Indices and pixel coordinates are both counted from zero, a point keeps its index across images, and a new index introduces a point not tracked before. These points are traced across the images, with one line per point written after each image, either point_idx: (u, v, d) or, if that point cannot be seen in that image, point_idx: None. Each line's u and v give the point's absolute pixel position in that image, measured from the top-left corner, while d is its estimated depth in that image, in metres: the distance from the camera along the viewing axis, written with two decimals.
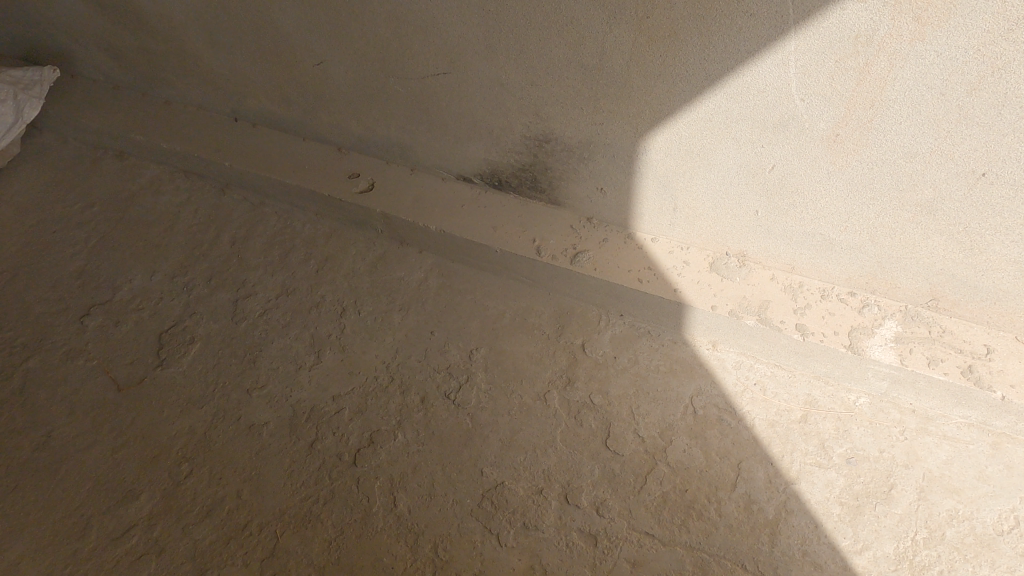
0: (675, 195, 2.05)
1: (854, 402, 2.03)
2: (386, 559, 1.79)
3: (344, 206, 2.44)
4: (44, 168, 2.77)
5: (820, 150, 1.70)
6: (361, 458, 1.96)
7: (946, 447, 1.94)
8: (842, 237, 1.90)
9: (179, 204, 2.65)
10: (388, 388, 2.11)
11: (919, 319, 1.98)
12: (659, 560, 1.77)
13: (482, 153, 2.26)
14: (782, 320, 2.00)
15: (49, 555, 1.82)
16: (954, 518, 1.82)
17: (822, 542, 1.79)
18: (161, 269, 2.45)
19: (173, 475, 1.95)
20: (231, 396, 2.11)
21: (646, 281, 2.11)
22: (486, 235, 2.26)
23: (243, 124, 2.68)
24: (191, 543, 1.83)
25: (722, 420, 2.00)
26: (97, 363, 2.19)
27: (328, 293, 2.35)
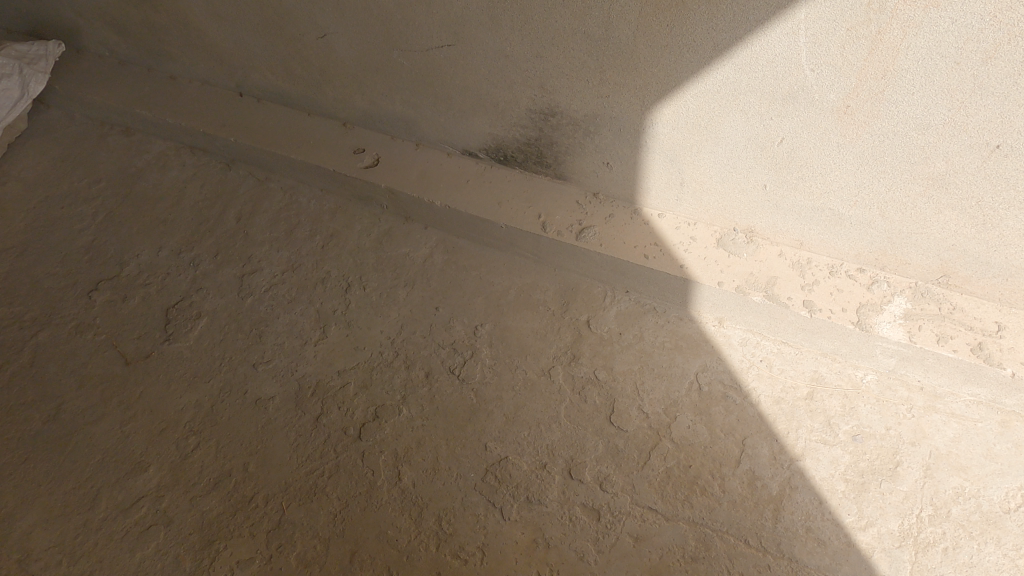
0: (682, 169, 2.02)
1: (861, 379, 2.01)
2: (391, 532, 1.80)
3: (350, 182, 2.43)
4: (51, 144, 2.78)
5: (830, 122, 1.67)
6: (366, 432, 1.97)
7: (954, 425, 1.92)
8: (852, 213, 1.87)
9: (185, 180, 2.65)
10: (393, 363, 2.12)
11: (930, 296, 1.95)
12: (662, 535, 1.77)
13: (487, 127, 2.23)
14: (790, 296, 1.98)
15: (60, 525, 1.85)
16: (960, 495, 1.81)
17: (826, 519, 1.78)
18: (168, 244, 2.45)
19: (181, 448, 1.97)
20: (237, 370, 2.12)
21: (653, 257, 2.09)
22: (491, 211, 2.24)
23: (248, 99, 2.67)
24: (199, 514, 1.85)
25: (727, 396, 1.99)
26: (106, 338, 2.21)
27: (334, 269, 2.35)
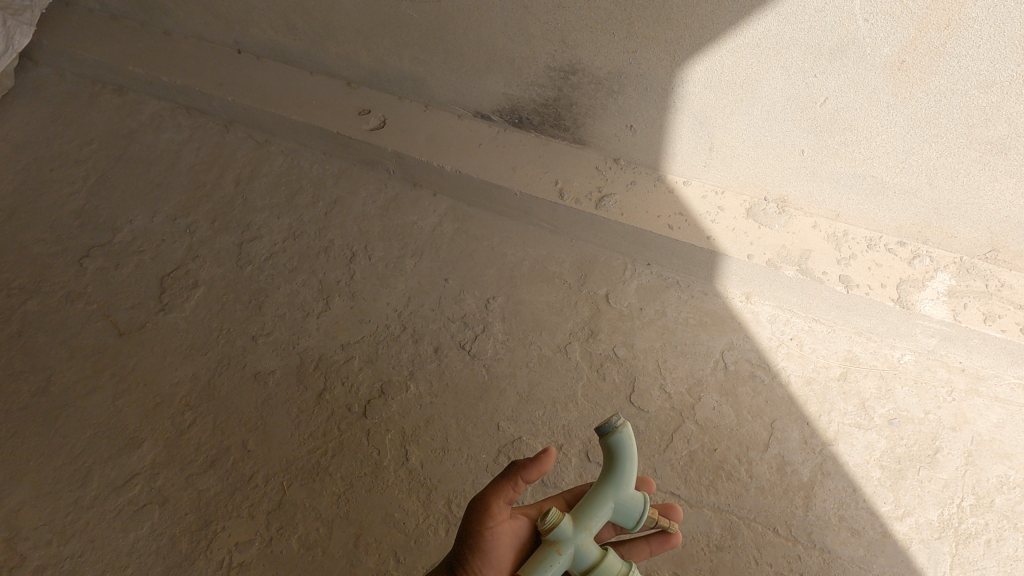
0: (712, 133, 1.88)
1: (898, 359, 1.89)
2: (397, 515, 1.71)
3: (355, 144, 2.29)
4: (41, 104, 2.64)
5: (881, 80, 1.52)
6: (372, 410, 1.87)
7: (998, 410, 1.80)
8: (897, 181, 1.74)
9: (181, 142, 2.51)
10: (400, 338, 2.00)
11: (976, 272, 1.83)
12: (685, 522, 1.66)
13: (502, 87, 2.09)
14: (825, 271, 1.85)
15: (50, 503, 1.75)
16: (1005, 484, 1.70)
17: (860, 507, 1.68)
18: (163, 210, 2.33)
19: (176, 423, 1.87)
20: (236, 343, 2.01)
21: (678, 228, 1.96)
22: (504, 177, 2.10)
23: (246, 56, 2.52)
24: (195, 493, 1.75)
25: (755, 376, 1.88)
26: (98, 307, 2.09)
27: (337, 237, 2.23)
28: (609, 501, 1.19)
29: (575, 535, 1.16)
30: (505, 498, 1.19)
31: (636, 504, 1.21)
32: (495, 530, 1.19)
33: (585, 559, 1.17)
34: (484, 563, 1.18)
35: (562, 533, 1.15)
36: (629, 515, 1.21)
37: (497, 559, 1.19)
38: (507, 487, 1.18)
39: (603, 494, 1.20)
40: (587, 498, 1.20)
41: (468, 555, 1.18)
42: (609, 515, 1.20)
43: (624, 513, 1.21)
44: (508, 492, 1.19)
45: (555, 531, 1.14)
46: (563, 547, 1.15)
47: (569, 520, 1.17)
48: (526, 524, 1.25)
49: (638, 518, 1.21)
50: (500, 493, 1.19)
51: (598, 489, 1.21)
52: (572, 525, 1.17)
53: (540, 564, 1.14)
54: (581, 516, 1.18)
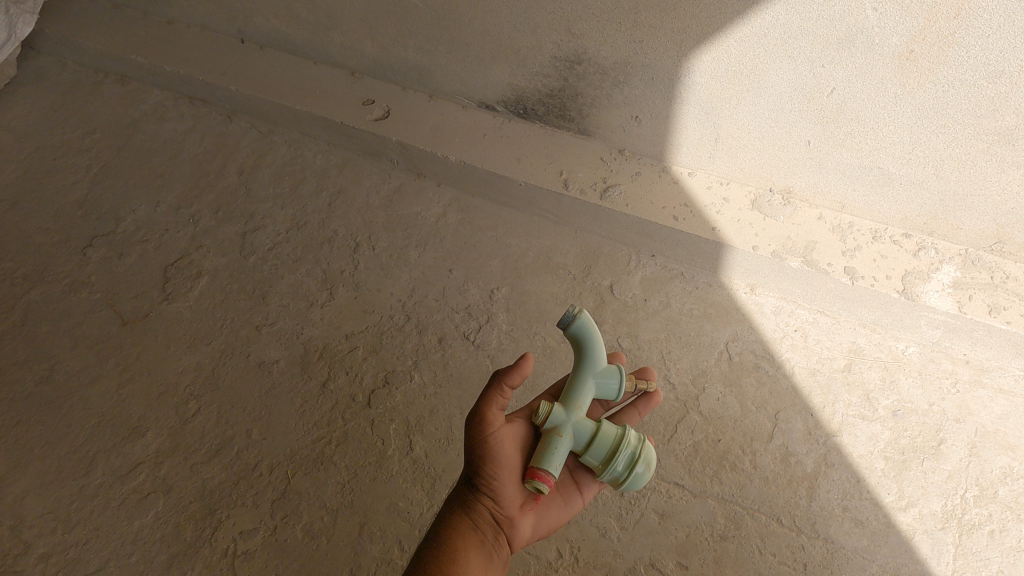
0: (718, 124, 1.88)
1: (902, 351, 1.90)
2: (402, 504, 1.71)
3: (359, 134, 2.28)
4: (43, 94, 2.63)
5: (889, 70, 1.52)
6: (376, 400, 1.87)
7: (1002, 401, 1.81)
8: (903, 172, 1.74)
9: (184, 132, 2.50)
10: (405, 328, 2.00)
11: (981, 264, 1.83)
12: (690, 513, 1.66)
13: (507, 77, 2.08)
14: (830, 263, 1.85)
15: (54, 492, 1.74)
16: (1008, 475, 1.70)
17: (864, 498, 1.68)
18: (166, 199, 2.32)
19: (181, 412, 1.87)
20: (240, 333, 2.01)
21: (683, 219, 1.96)
22: (509, 167, 2.10)
23: (250, 46, 2.51)
24: (199, 482, 1.75)
25: (760, 367, 1.88)
26: (101, 296, 2.09)
27: (341, 227, 2.22)
28: (588, 380, 1.33)
29: (568, 417, 1.29)
30: (497, 406, 1.25)
31: (612, 376, 1.35)
32: (498, 437, 1.25)
33: (586, 435, 1.29)
34: (497, 465, 1.25)
35: (557, 418, 1.28)
36: (608, 387, 1.34)
37: (508, 459, 1.26)
38: (497, 395, 1.25)
39: (581, 376, 1.33)
40: (568, 386, 1.34)
41: (480, 463, 1.25)
42: (592, 395, 1.34)
43: (602, 389, 1.35)
44: (498, 400, 1.25)
45: (549, 419, 1.27)
46: (561, 428, 1.27)
47: (559, 406, 1.29)
48: (522, 423, 1.33)
49: (618, 388, 1.35)
50: (492, 403, 1.24)
51: (577, 374, 1.34)
52: (564, 410, 1.29)
53: (549, 451, 1.25)
54: (568, 399, 1.31)
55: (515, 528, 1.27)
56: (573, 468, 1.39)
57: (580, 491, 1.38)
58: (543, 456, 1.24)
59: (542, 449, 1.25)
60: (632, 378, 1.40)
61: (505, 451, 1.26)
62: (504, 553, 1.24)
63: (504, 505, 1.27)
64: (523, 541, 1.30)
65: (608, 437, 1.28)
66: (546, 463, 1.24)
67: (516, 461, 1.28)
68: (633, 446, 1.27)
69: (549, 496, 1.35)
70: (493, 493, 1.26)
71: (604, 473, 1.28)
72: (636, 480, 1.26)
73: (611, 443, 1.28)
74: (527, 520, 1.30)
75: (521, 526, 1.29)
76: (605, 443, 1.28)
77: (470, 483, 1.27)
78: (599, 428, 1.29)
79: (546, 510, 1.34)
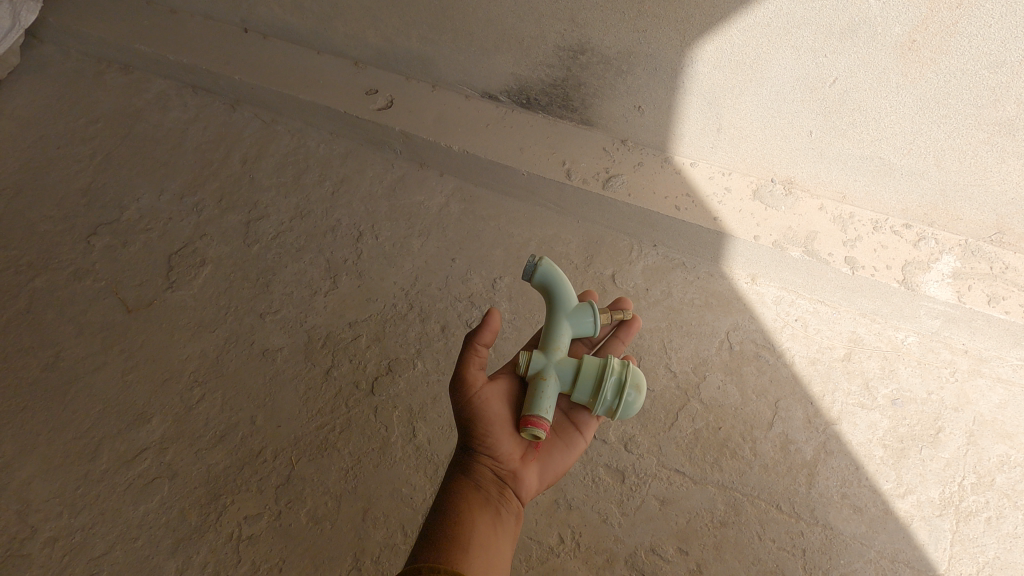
0: (720, 114, 1.89)
1: (902, 341, 1.91)
2: (405, 490, 1.73)
3: (362, 124, 2.29)
4: (46, 83, 2.63)
5: (891, 60, 1.53)
6: (379, 387, 1.88)
7: (1000, 390, 1.82)
8: (904, 162, 1.75)
9: (187, 122, 2.51)
10: (408, 316, 2.02)
11: (980, 254, 1.84)
12: (690, 499, 1.68)
13: (510, 67, 2.09)
14: (831, 253, 1.86)
15: (59, 476, 1.75)
16: (1005, 463, 1.72)
17: (862, 485, 1.70)
18: (170, 188, 2.33)
19: (185, 399, 1.88)
20: (244, 320, 2.02)
21: (684, 209, 1.97)
22: (512, 157, 2.11)
23: (253, 36, 2.52)
24: (204, 468, 1.76)
25: (760, 356, 1.89)
26: (106, 284, 2.10)
27: (344, 216, 2.23)
28: (561, 321, 1.41)
29: (549, 359, 1.35)
30: (475, 365, 1.30)
31: (585, 313, 1.43)
32: (482, 395, 1.29)
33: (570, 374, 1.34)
34: (488, 422, 1.28)
35: (538, 362, 1.34)
36: (584, 324, 1.43)
37: (498, 415, 1.30)
38: (472, 357, 1.30)
39: (556, 319, 1.42)
40: (544, 332, 1.42)
41: (471, 423, 1.28)
42: (569, 337, 1.42)
43: (578, 328, 1.43)
44: (475, 359, 1.30)
45: (531, 365, 1.34)
46: (544, 371, 1.33)
47: (538, 352, 1.36)
48: (506, 381, 1.37)
49: (594, 322, 1.43)
50: (469, 364, 1.30)
51: (552, 320, 1.42)
52: (543, 354, 1.36)
53: (538, 395, 1.28)
54: (547, 344, 1.39)
55: (520, 480, 1.29)
56: (568, 411, 1.45)
57: (579, 433, 1.43)
58: (532, 402, 1.28)
59: (530, 396, 1.29)
60: (606, 312, 1.48)
61: (492, 407, 1.30)
62: (514, 504, 1.26)
63: (504, 459, 1.28)
64: (530, 493, 1.31)
65: (591, 370, 1.33)
66: (536, 404, 1.27)
67: (506, 416, 1.31)
68: (618, 373, 1.30)
69: (550, 442, 1.38)
70: (491, 449, 1.28)
71: (597, 404, 1.31)
72: (630, 402, 1.29)
73: (595, 374, 1.33)
74: (530, 470, 1.31)
75: (525, 478, 1.30)
76: (590, 376, 1.33)
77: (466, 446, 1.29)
78: (580, 365, 1.35)
79: (547, 460, 1.36)
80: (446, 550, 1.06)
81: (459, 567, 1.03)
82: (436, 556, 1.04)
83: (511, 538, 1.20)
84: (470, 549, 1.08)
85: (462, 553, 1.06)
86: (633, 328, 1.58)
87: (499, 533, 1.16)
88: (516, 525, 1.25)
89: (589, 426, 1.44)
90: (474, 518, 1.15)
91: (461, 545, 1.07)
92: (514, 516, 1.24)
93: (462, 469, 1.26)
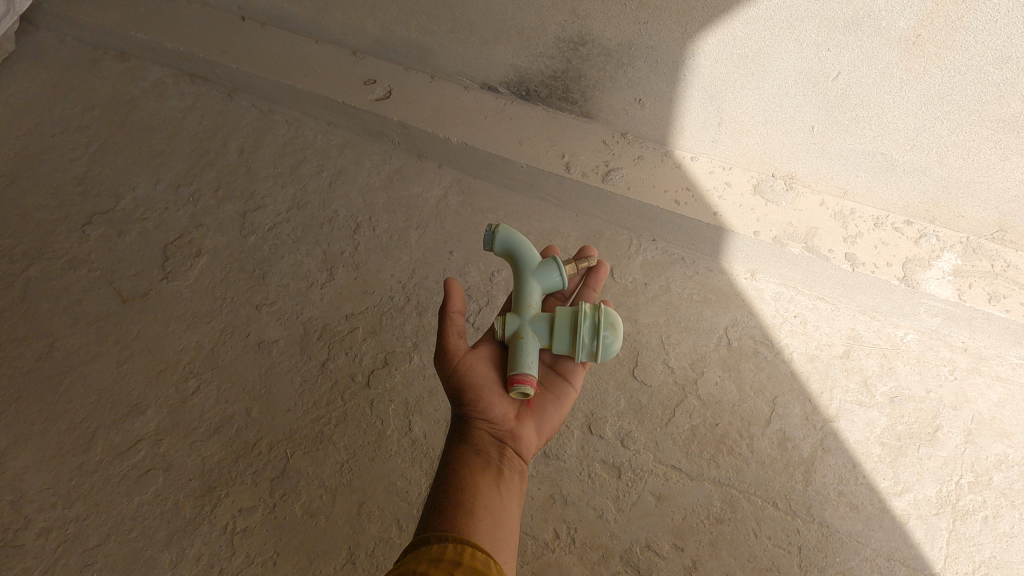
0: (722, 108, 1.87)
1: (901, 338, 1.91)
2: (401, 483, 1.72)
3: (360, 115, 2.27)
4: (42, 69, 2.61)
5: (895, 54, 1.51)
6: (376, 380, 1.87)
7: (999, 389, 1.81)
8: (907, 158, 1.73)
9: (184, 111, 2.49)
10: (404, 309, 2.00)
11: (981, 252, 1.83)
12: (686, 495, 1.67)
13: (510, 58, 2.07)
14: (831, 249, 1.85)
15: (53, 467, 1.74)
16: (1003, 463, 1.71)
17: (859, 483, 1.69)
18: (166, 178, 2.31)
19: (180, 390, 1.87)
20: (240, 312, 2.01)
21: (684, 203, 1.95)
22: (511, 149, 2.09)
23: (250, 24, 2.49)
24: (199, 460, 1.75)
25: (758, 352, 1.88)
26: (101, 274, 2.08)
27: (341, 208, 2.22)
28: (528, 281, 1.42)
29: (522, 319, 1.36)
30: (454, 331, 1.29)
31: (550, 269, 1.44)
32: (467, 360, 1.28)
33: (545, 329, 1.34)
34: (476, 386, 1.26)
35: (511, 323, 1.35)
36: (551, 280, 1.43)
37: (485, 378, 1.27)
38: (450, 323, 1.29)
39: (522, 280, 1.43)
40: (514, 294, 1.43)
41: (459, 390, 1.26)
42: (540, 295, 1.42)
43: (547, 285, 1.44)
44: (453, 324, 1.29)
45: (506, 328, 1.34)
46: (519, 330, 1.33)
47: (511, 314, 1.37)
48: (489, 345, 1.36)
49: (560, 276, 1.44)
50: (448, 332, 1.29)
51: (520, 282, 1.43)
52: (515, 315, 1.37)
53: (518, 353, 1.28)
54: (518, 306, 1.40)
55: (519, 437, 1.25)
56: (553, 363, 1.43)
57: (569, 383, 1.40)
58: (513, 361, 1.27)
59: (511, 356, 1.28)
60: (571, 263, 1.50)
61: (478, 371, 1.28)
62: (516, 461, 1.22)
63: (499, 420, 1.25)
64: (531, 450, 1.28)
65: (564, 321, 1.33)
66: (516, 363, 1.27)
67: (493, 378, 1.28)
68: (590, 317, 1.31)
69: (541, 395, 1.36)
70: (485, 411, 1.25)
71: (578, 353, 1.31)
72: (608, 343, 1.29)
73: (568, 324, 1.33)
74: (527, 427, 1.28)
75: (524, 436, 1.27)
76: (564, 327, 1.33)
77: (459, 413, 1.26)
78: (552, 318, 1.35)
79: (542, 415, 1.33)
80: (451, 512, 1.01)
81: (468, 527, 0.99)
82: (443, 518, 1.00)
83: (518, 495, 1.16)
84: (477, 510, 1.04)
85: (469, 515, 1.01)
86: (602, 271, 1.57)
87: (504, 492, 1.12)
88: (522, 483, 1.21)
89: (576, 374, 1.41)
90: (477, 478, 1.11)
91: (466, 506, 1.03)
92: (518, 473, 1.20)
93: (458, 435, 1.22)
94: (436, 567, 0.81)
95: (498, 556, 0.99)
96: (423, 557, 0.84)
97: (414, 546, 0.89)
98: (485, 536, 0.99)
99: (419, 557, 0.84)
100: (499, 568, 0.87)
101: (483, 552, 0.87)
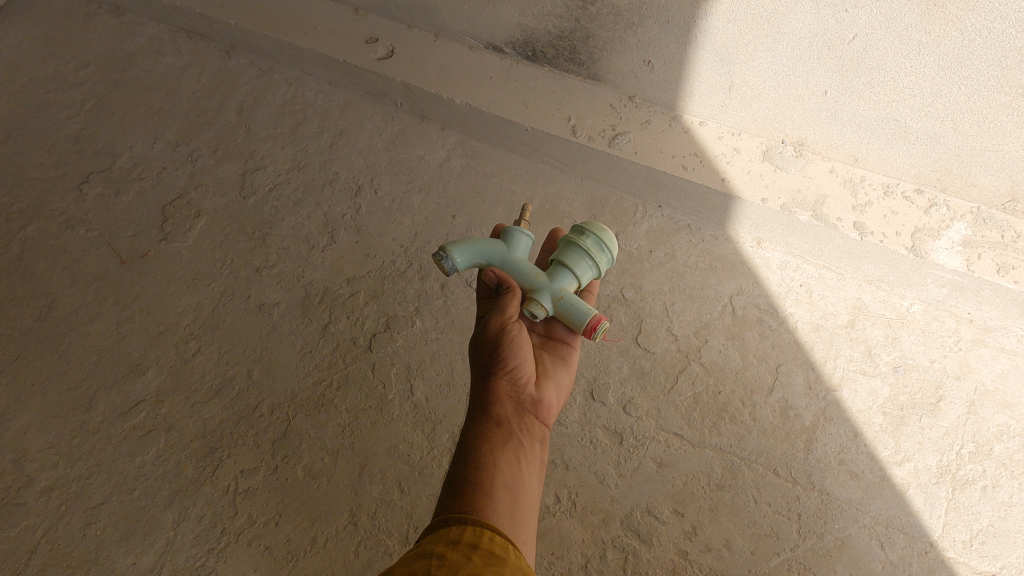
0: (732, 70, 1.83)
1: (907, 309, 1.89)
2: (402, 447, 1.72)
3: (361, 75, 2.21)
4: (35, 23, 2.54)
5: (915, 16, 1.47)
6: (377, 344, 1.86)
7: (1003, 360, 1.81)
8: (920, 126, 1.70)
9: (181, 68, 2.43)
10: (407, 274, 1.98)
11: (992, 222, 1.80)
12: (687, 462, 1.67)
13: (516, 16, 2.01)
14: (840, 218, 1.82)
15: (55, 427, 1.74)
16: (1004, 433, 1.71)
17: (860, 451, 1.69)
18: (164, 137, 2.27)
19: (181, 352, 1.86)
20: (240, 274, 1.99)
21: (692, 168, 1.92)
22: (515, 111, 2.04)
23: None
24: (201, 421, 1.75)
25: (763, 321, 1.87)
26: (99, 234, 2.06)
27: (343, 169, 2.18)
28: (518, 260, 1.39)
29: (546, 286, 1.34)
30: (515, 302, 1.33)
31: (518, 237, 1.42)
32: (507, 328, 1.29)
33: (570, 278, 1.35)
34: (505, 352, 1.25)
35: (544, 297, 1.32)
36: (526, 244, 1.42)
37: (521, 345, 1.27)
38: (511, 294, 1.34)
39: (513, 262, 1.39)
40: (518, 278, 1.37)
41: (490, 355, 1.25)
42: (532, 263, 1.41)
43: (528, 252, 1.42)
44: (514, 296, 1.34)
45: (544, 304, 1.31)
46: (555, 295, 1.32)
47: (533, 294, 1.33)
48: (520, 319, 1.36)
49: (528, 234, 1.44)
50: (508, 300, 1.33)
51: (511, 266, 1.39)
52: (537, 291, 1.33)
53: (577, 309, 1.30)
54: (530, 284, 1.36)
55: (542, 404, 1.24)
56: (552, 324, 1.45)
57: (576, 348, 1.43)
58: (575, 318, 1.30)
59: (573, 315, 1.31)
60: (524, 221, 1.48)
61: (514, 336, 1.27)
62: (539, 429, 1.21)
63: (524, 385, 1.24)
64: (552, 416, 1.27)
65: (576, 260, 1.34)
66: (579, 319, 1.30)
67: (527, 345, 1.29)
68: (589, 233, 1.35)
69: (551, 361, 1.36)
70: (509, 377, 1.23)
71: (604, 263, 1.37)
72: (613, 242, 1.36)
73: (581, 258, 1.35)
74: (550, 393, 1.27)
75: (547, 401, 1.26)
76: (583, 261, 1.35)
77: (480, 380, 1.24)
78: (566, 265, 1.35)
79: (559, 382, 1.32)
80: (468, 490, 1.00)
81: (486, 507, 0.97)
82: (460, 499, 0.98)
83: (541, 464, 1.15)
84: (496, 486, 1.02)
85: (488, 494, 0.99)
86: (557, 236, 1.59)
87: (526, 463, 1.10)
88: (544, 450, 1.20)
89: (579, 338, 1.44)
90: (500, 450, 1.10)
91: (484, 482, 1.02)
92: (541, 442, 1.19)
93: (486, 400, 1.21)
94: (453, 548, 0.81)
95: (517, 537, 0.97)
96: (441, 539, 0.83)
97: (432, 528, 0.88)
98: (505, 516, 0.97)
99: (437, 538, 0.84)
100: (516, 551, 0.86)
101: (500, 535, 0.87)
